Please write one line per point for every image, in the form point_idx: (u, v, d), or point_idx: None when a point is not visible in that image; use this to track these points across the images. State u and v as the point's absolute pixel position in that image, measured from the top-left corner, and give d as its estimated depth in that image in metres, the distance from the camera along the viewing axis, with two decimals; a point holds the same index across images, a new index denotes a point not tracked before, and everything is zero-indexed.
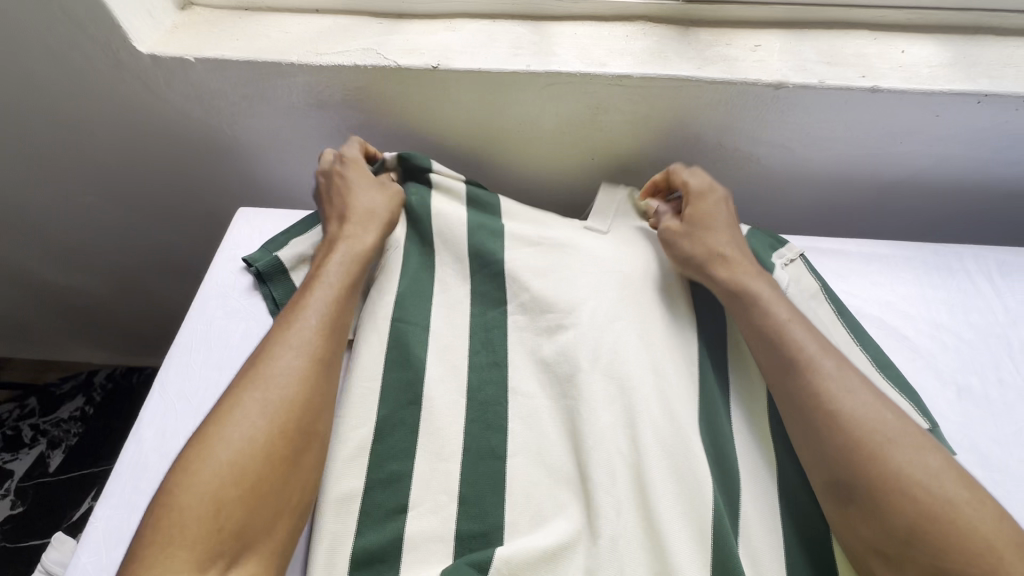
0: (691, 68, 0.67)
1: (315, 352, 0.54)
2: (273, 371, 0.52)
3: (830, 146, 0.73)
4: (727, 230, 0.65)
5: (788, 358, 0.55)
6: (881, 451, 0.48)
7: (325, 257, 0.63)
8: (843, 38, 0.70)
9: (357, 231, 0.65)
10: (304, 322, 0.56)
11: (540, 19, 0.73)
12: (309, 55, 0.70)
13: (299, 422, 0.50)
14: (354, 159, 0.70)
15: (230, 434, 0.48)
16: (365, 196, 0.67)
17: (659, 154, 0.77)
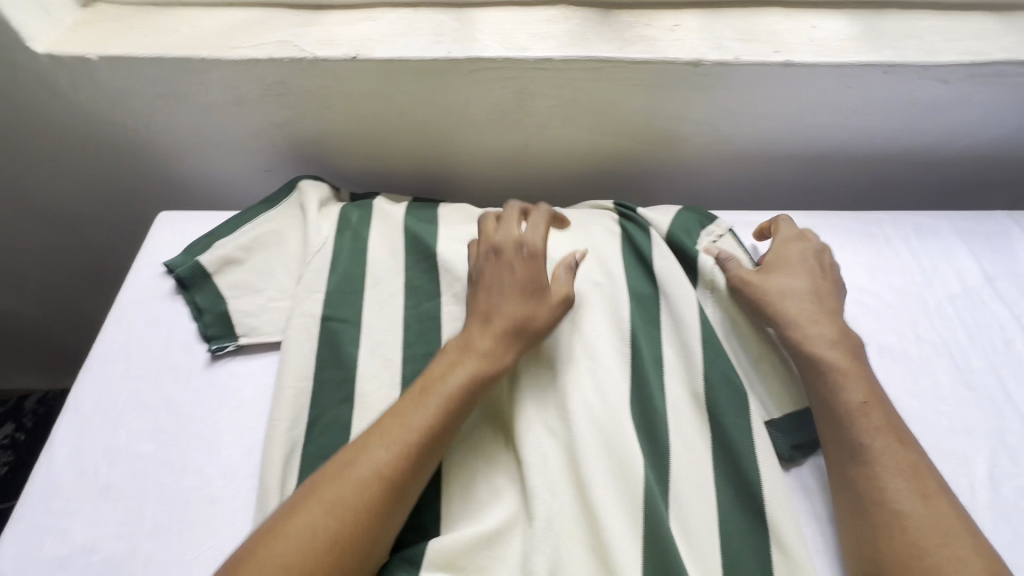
0: (611, 49, 0.67)
1: (408, 469, 0.49)
2: (347, 488, 0.47)
3: (753, 122, 0.75)
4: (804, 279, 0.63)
5: (852, 434, 0.53)
6: (936, 566, 0.46)
7: (453, 359, 0.55)
8: (759, 15, 0.71)
9: (492, 344, 0.55)
10: (403, 428, 0.50)
11: (462, 6, 0.72)
12: (221, 49, 0.67)
13: (351, 547, 0.45)
14: (536, 249, 0.61)
15: (296, 536, 0.44)
16: (516, 291, 0.58)
17: (590, 138, 0.77)
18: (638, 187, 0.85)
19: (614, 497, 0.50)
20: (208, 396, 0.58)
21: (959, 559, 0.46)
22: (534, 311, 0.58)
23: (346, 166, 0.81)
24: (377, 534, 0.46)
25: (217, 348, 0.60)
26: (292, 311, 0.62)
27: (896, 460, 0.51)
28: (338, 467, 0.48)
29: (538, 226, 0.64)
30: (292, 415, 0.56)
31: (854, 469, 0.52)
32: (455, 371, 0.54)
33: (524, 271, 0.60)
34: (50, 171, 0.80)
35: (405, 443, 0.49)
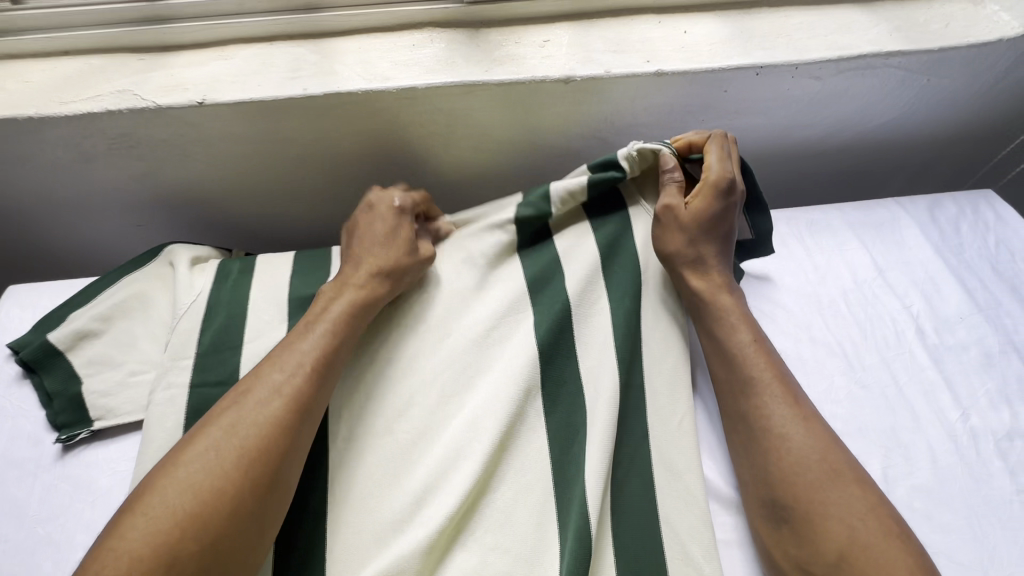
0: (479, 72, 0.65)
1: (307, 383, 0.50)
2: (261, 386, 0.49)
3: (638, 132, 0.74)
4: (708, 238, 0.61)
5: (738, 368, 0.54)
6: (818, 486, 0.47)
7: (332, 293, 0.57)
8: (631, 24, 0.70)
9: (354, 276, 0.58)
10: (295, 350, 0.51)
11: (322, 37, 0.68)
12: (51, 105, 0.61)
13: (269, 440, 0.46)
14: (409, 204, 0.63)
15: (196, 463, 0.44)
16: (388, 233, 0.61)
17: (478, 162, 0.74)
18: None
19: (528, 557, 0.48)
20: (57, 493, 0.53)
21: (838, 476, 0.48)
22: (408, 250, 0.60)
23: (226, 212, 0.76)
24: (286, 448, 0.46)
25: (68, 437, 0.55)
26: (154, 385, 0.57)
27: (779, 383, 0.53)
28: (226, 402, 0.48)
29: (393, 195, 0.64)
30: None
31: (743, 399, 0.53)
32: (340, 299, 0.56)
33: (393, 220, 0.62)
34: None
35: (306, 360, 0.51)
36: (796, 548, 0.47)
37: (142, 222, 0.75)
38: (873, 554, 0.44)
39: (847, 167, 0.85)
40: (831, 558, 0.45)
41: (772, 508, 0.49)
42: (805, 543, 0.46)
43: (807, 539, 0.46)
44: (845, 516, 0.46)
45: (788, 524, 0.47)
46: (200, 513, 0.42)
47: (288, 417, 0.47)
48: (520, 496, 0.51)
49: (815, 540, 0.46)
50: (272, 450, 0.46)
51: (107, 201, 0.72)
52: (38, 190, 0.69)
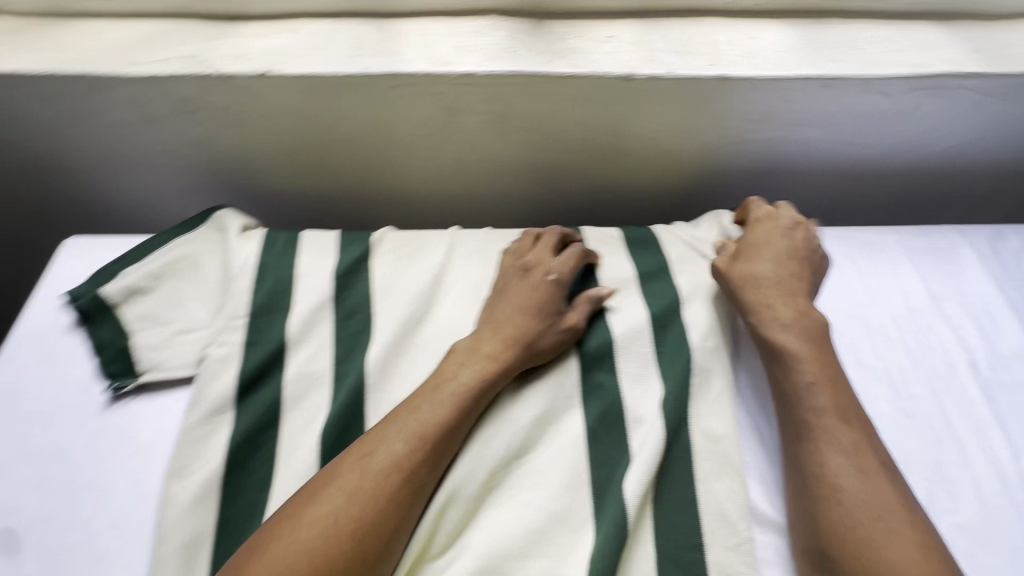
0: (541, 63, 0.64)
1: (422, 461, 0.49)
2: (369, 457, 0.48)
3: (693, 137, 0.73)
4: (776, 262, 0.63)
5: (803, 421, 0.52)
6: (874, 538, 0.46)
7: (462, 358, 0.56)
8: (698, 25, 0.68)
9: (490, 343, 0.57)
10: (411, 419, 0.51)
11: (386, 18, 0.69)
12: (122, 65, 0.63)
13: (369, 521, 0.45)
14: (561, 280, 0.62)
15: (315, 526, 0.45)
16: (531, 306, 0.60)
17: (529, 155, 0.74)
18: (585, 204, 0.82)
19: (560, 542, 0.49)
20: (102, 440, 0.54)
21: (895, 533, 0.46)
22: (546, 334, 0.58)
23: (275, 185, 0.77)
24: (396, 526, 0.46)
25: (118, 386, 0.56)
26: (210, 342, 0.58)
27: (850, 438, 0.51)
28: (342, 469, 0.48)
29: (568, 257, 0.64)
30: (199, 454, 0.52)
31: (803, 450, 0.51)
32: (466, 366, 0.55)
33: (544, 295, 0.61)
34: None
35: (418, 433, 0.50)
36: None
37: (194, 187, 0.77)
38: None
39: (905, 191, 0.82)
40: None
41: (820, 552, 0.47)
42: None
43: None
44: None
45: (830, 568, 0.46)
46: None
47: (404, 491, 0.47)
48: (552, 485, 0.51)
49: None
50: (382, 525, 0.46)
51: (166, 163, 0.73)
52: (102, 146, 0.71)
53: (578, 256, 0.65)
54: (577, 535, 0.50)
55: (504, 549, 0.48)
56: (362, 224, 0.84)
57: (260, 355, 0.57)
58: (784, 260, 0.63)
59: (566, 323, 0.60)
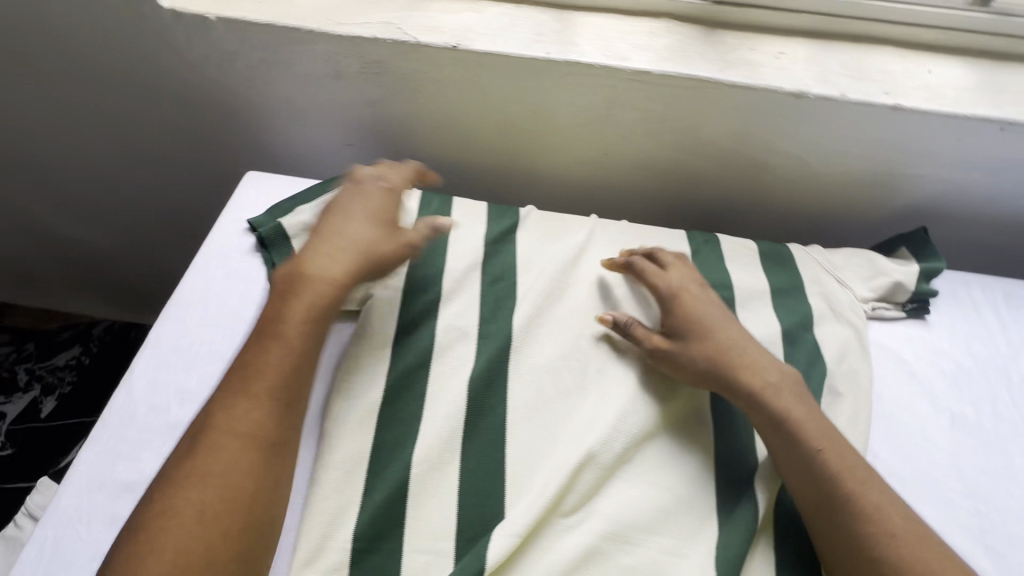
0: (713, 69, 0.66)
1: (286, 418, 0.50)
2: (233, 427, 0.48)
3: (844, 163, 0.73)
4: (711, 309, 0.60)
5: (808, 470, 0.52)
6: None
7: (277, 296, 0.55)
8: (872, 52, 0.69)
9: (323, 258, 0.57)
10: (259, 377, 0.50)
11: (565, 9, 0.73)
12: (329, 24, 0.69)
13: (249, 495, 0.46)
14: (666, 294, 0.62)
15: (225, 484, 0.45)
16: (361, 218, 0.60)
17: (673, 157, 0.76)
18: (713, 212, 0.83)
19: (684, 525, 0.52)
20: None
21: None
22: (377, 241, 0.59)
23: (426, 152, 0.82)
24: (270, 488, 0.47)
25: None
26: (374, 282, 0.63)
27: (858, 471, 0.51)
28: (214, 438, 0.47)
29: (403, 173, 0.66)
30: (361, 382, 0.57)
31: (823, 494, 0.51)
32: (294, 305, 0.54)
33: (377, 210, 0.61)
34: (150, 118, 0.84)
35: (268, 396, 0.49)
36: None
37: (352, 143, 0.83)
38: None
39: None
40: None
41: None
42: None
43: None
44: None
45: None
46: (188, 557, 0.42)
47: (261, 459, 0.47)
48: (679, 471, 0.55)
49: None
50: (255, 498, 0.46)
51: (336, 117, 0.80)
52: (286, 94, 0.78)
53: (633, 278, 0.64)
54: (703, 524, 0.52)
55: (633, 520, 0.51)
56: (493, 199, 0.88)
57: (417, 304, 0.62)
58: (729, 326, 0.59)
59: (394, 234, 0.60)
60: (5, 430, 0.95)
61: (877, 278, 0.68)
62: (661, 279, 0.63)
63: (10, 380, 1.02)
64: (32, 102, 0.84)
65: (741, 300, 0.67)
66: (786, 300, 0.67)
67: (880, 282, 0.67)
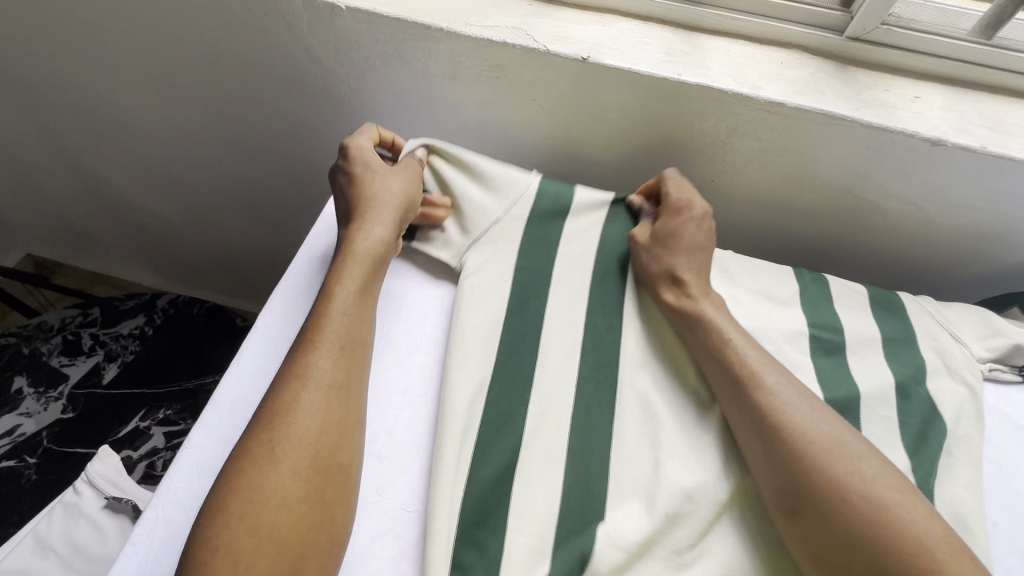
0: (848, 107, 0.64)
1: (349, 364, 0.52)
2: (308, 370, 0.50)
3: (963, 214, 0.71)
4: (688, 253, 0.62)
5: (766, 425, 0.50)
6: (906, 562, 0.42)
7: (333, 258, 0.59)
8: (1010, 106, 0.67)
9: (365, 215, 0.61)
10: (325, 326, 0.53)
11: (693, 31, 0.71)
12: (457, 23, 0.68)
13: (323, 433, 0.47)
14: (671, 205, 0.65)
15: (296, 427, 0.47)
16: (402, 179, 0.64)
17: (783, 190, 0.74)
18: (811, 248, 0.81)
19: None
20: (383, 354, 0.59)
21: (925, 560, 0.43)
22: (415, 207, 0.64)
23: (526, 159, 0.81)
24: (342, 431, 0.48)
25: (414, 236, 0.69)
26: (472, 245, 0.66)
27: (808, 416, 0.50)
28: (285, 379, 0.50)
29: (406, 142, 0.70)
30: (471, 392, 0.56)
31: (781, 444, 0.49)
32: (344, 258, 0.58)
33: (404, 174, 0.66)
34: (252, 99, 0.84)
35: (335, 343, 0.52)
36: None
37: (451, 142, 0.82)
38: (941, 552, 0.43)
39: None
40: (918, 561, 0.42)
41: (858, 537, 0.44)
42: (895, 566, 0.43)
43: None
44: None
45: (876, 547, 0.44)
46: (269, 487, 0.44)
47: (332, 401, 0.49)
48: None
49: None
50: (329, 439, 0.47)
51: (442, 114, 0.79)
52: (395, 87, 0.77)
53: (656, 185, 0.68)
54: None
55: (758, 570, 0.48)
56: None
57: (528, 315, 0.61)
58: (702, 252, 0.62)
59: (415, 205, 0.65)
60: (67, 393, 0.95)
61: (992, 338, 0.65)
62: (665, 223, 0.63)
63: (75, 343, 1.03)
64: (139, 73, 0.84)
65: (855, 345, 0.65)
66: (899, 349, 0.65)
67: (998, 342, 0.65)
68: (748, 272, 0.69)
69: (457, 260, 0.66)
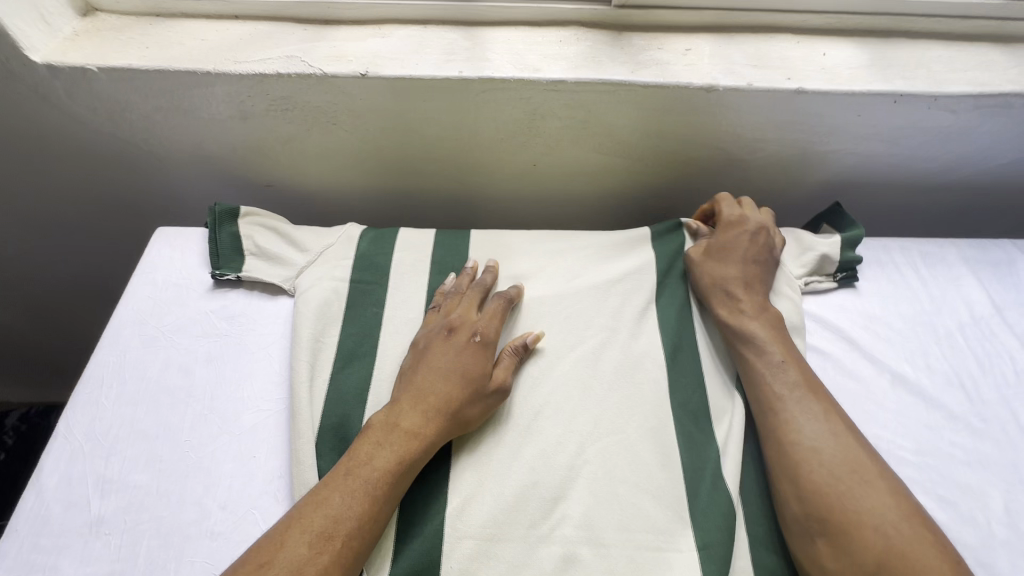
0: (624, 72, 0.67)
1: (353, 533, 0.46)
2: (289, 561, 0.44)
3: (761, 148, 0.75)
4: (743, 266, 0.65)
5: (766, 406, 0.56)
6: (862, 517, 0.48)
7: (378, 438, 0.52)
8: (770, 42, 0.72)
9: (405, 414, 0.53)
10: (325, 511, 0.47)
11: (473, 26, 0.72)
12: (226, 63, 0.65)
13: None
14: (490, 339, 0.58)
15: None
16: (454, 369, 0.55)
17: (601, 161, 0.76)
18: (647, 207, 0.84)
19: (662, 519, 0.52)
20: (210, 422, 0.55)
21: (867, 483, 0.50)
22: (472, 405, 0.54)
23: (353, 183, 0.79)
24: None
25: (222, 274, 0.64)
26: (312, 261, 0.66)
27: (794, 410, 0.55)
28: (263, 565, 0.44)
29: (493, 315, 0.60)
30: (307, 439, 0.54)
31: (778, 441, 0.54)
32: (364, 445, 0.51)
33: (461, 362, 0.56)
34: (44, 183, 0.78)
35: (325, 532, 0.46)
36: (833, 562, 0.48)
37: (272, 183, 0.79)
38: (908, 563, 0.46)
39: (955, 207, 0.85)
40: (868, 565, 0.46)
41: (803, 523, 0.50)
42: (839, 547, 0.48)
43: (843, 549, 0.47)
44: (882, 528, 0.47)
45: (822, 534, 0.49)
46: None
47: None
48: (651, 478, 0.54)
49: (853, 551, 0.47)
50: None
51: (249, 158, 0.75)
52: (192, 141, 0.73)
53: (499, 311, 0.61)
54: (678, 532, 0.51)
55: (604, 522, 0.51)
56: (433, 221, 0.86)
57: (364, 344, 0.61)
58: (750, 262, 0.65)
59: (493, 385, 0.56)
60: None
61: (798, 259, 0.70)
62: (715, 239, 0.68)
63: None
64: None
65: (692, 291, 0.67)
66: None
67: (809, 257, 0.70)
68: (586, 243, 0.70)
69: (290, 284, 0.64)
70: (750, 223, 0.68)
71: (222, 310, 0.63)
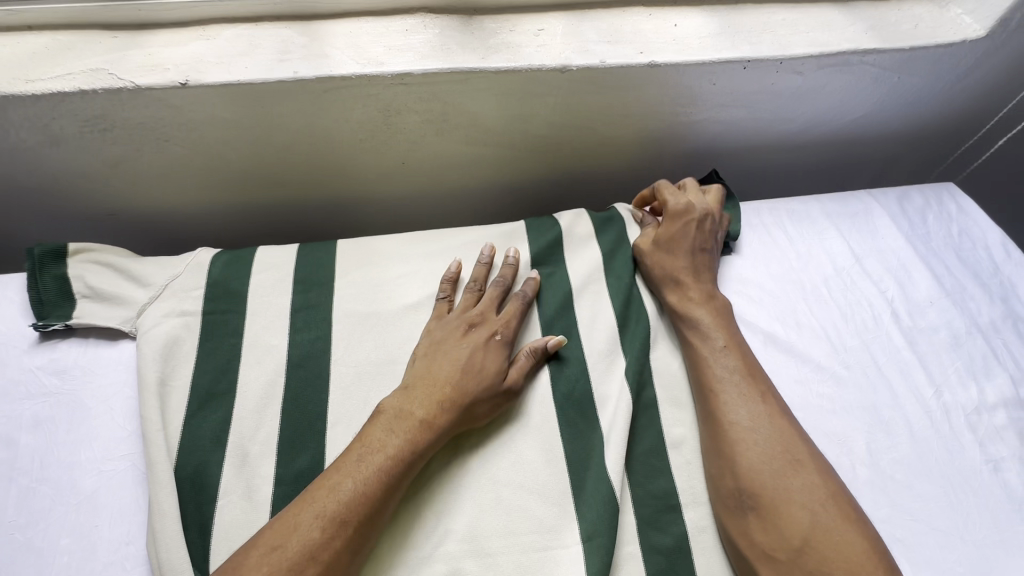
0: (475, 59, 0.64)
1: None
2: None
3: (630, 124, 0.75)
4: (690, 256, 0.65)
5: (707, 388, 0.56)
6: (793, 496, 0.49)
7: (334, 480, 0.47)
8: (623, 16, 0.71)
9: (388, 432, 0.50)
10: None
11: (311, 19, 0.66)
12: (16, 83, 0.57)
13: None
14: (508, 339, 0.58)
15: None
16: (466, 367, 0.54)
17: (472, 152, 0.74)
18: (531, 195, 0.83)
19: (547, 517, 0.51)
20: (42, 494, 0.49)
21: (798, 464, 0.51)
22: (477, 407, 0.53)
23: (208, 202, 0.73)
24: None
25: (47, 324, 0.57)
26: (155, 297, 0.59)
27: (730, 391, 0.55)
28: None
29: (511, 313, 0.60)
30: (155, 496, 0.49)
31: (716, 422, 0.54)
32: (309, 500, 0.46)
33: (478, 361, 0.55)
34: None
35: None
36: (760, 535, 0.49)
37: (113, 213, 0.71)
38: (830, 537, 0.47)
39: (820, 162, 0.89)
40: (794, 542, 0.48)
41: (734, 500, 0.50)
42: (768, 523, 0.49)
43: (772, 525, 0.49)
44: (807, 504, 0.49)
45: (753, 511, 0.49)
46: None
47: None
48: (534, 477, 0.53)
49: (781, 527, 0.48)
50: None
51: (76, 187, 0.67)
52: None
53: (517, 309, 0.60)
54: (561, 528, 0.50)
55: (488, 529, 0.50)
56: (309, 232, 0.81)
57: (220, 380, 0.56)
58: (697, 253, 0.65)
59: (504, 384, 0.55)
60: None
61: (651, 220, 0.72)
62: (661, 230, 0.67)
63: None
64: None
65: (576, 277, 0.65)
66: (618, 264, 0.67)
67: None
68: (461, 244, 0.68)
69: (131, 326, 0.58)
70: (700, 210, 0.68)
71: (53, 364, 0.56)
